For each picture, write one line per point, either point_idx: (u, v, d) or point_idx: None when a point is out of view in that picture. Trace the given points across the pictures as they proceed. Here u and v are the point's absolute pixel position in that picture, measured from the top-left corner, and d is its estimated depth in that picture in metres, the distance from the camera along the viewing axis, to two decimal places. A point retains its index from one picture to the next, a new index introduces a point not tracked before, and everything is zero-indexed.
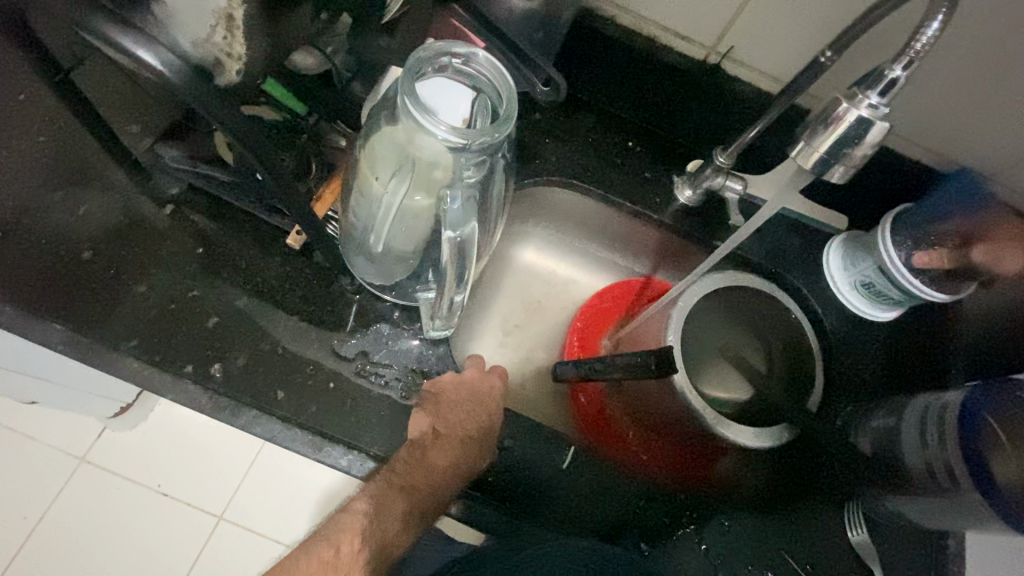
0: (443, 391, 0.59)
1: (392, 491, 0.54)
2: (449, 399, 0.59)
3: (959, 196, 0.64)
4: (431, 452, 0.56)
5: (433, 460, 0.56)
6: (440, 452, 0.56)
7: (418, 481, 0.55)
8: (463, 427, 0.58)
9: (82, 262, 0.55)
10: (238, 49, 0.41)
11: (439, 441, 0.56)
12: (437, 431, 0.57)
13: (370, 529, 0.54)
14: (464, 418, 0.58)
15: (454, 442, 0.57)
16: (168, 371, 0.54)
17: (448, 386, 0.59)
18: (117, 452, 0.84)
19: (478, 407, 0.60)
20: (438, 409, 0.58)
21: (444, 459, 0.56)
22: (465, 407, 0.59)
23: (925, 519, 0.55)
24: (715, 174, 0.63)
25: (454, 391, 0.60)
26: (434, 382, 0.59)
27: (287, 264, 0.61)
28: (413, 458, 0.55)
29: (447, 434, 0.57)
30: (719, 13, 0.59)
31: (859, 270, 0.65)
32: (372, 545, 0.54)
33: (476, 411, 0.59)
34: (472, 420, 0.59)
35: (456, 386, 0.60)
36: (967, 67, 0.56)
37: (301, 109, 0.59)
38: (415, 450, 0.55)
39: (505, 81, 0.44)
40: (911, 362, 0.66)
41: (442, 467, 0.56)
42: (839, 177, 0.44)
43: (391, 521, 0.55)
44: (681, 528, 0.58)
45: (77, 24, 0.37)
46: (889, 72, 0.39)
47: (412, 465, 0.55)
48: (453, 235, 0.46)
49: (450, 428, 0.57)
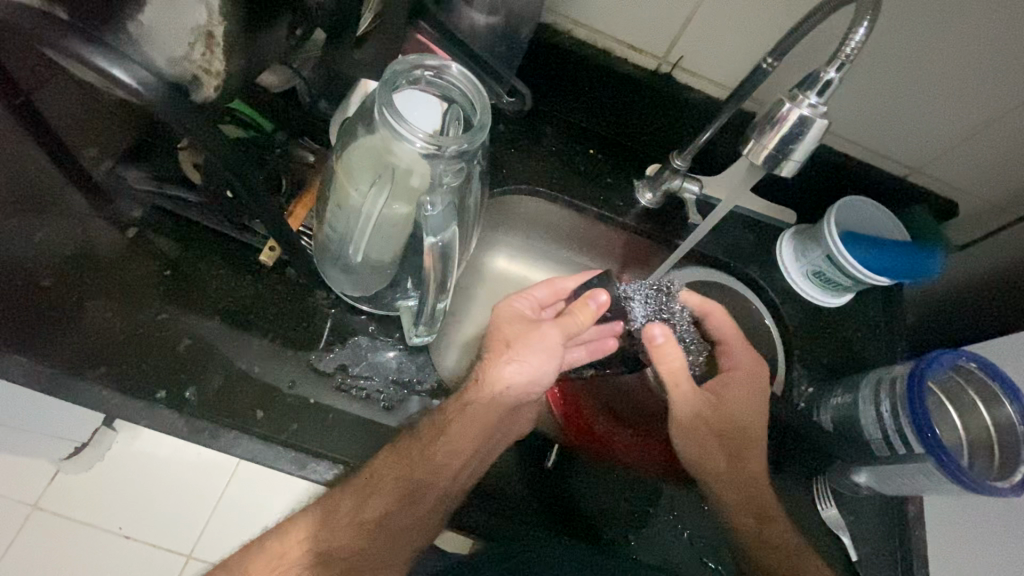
0: (499, 322, 0.60)
1: (399, 463, 0.54)
2: (501, 333, 0.60)
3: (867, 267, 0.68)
4: (500, 380, 0.57)
5: (452, 437, 0.56)
6: (517, 369, 0.57)
7: (424, 459, 0.54)
8: (524, 339, 0.58)
9: (42, 291, 0.54)
10: (218, 65, 0.42)
11: (496, 372, 0.57)
12: (503, 356, 0.58)
13: (363, 506, 0.53)
14: (515, 335, 0.59)
15: (523, 357, 0.58)
16: (138, 398, 0.52)
17: (502, 316, 0.61)
18: (72, 496, 0.75)
19: (524, 323, 0.61)
20: (499, 338, 0.60)
21: (460, 437, 0.56)
22: (523, 334, 0.59)
23: (885, 486, 0.58)
24: (673, 175, 0.68)
25: (500, 321, 0.61)
26: (497, 315, 0.61)
27: (260, 282, 0.60)
28: (429, 432, 0.55)
29: (486, 393, 0.57)
30: (668, 26, 0.63)
31: (810, 260, 0.70)
32: (362, 518, 0.54)
33: (527, 326, 0.60)
34: (526, 333, 0.59)
35: (495, 324, 0.61)
36: (893, 69, 0.61)
37: (267, 127, 0.59)
38: (432, 427, 0.55)
39: (478, 94, 0.47)
40: (865, 345, 0.71)
41: (456, 448, 0.56)
42: (788, 171, 0.48)
43: (389, 494, 0.54)
44: (658, 513, 0.59)
45: (45, 43, 0.37)
46: (825, 74, 0.44)
47: (422, 442, 0.55)
48: (434, 241, 0.48)
49: (484, 396, 0.57)
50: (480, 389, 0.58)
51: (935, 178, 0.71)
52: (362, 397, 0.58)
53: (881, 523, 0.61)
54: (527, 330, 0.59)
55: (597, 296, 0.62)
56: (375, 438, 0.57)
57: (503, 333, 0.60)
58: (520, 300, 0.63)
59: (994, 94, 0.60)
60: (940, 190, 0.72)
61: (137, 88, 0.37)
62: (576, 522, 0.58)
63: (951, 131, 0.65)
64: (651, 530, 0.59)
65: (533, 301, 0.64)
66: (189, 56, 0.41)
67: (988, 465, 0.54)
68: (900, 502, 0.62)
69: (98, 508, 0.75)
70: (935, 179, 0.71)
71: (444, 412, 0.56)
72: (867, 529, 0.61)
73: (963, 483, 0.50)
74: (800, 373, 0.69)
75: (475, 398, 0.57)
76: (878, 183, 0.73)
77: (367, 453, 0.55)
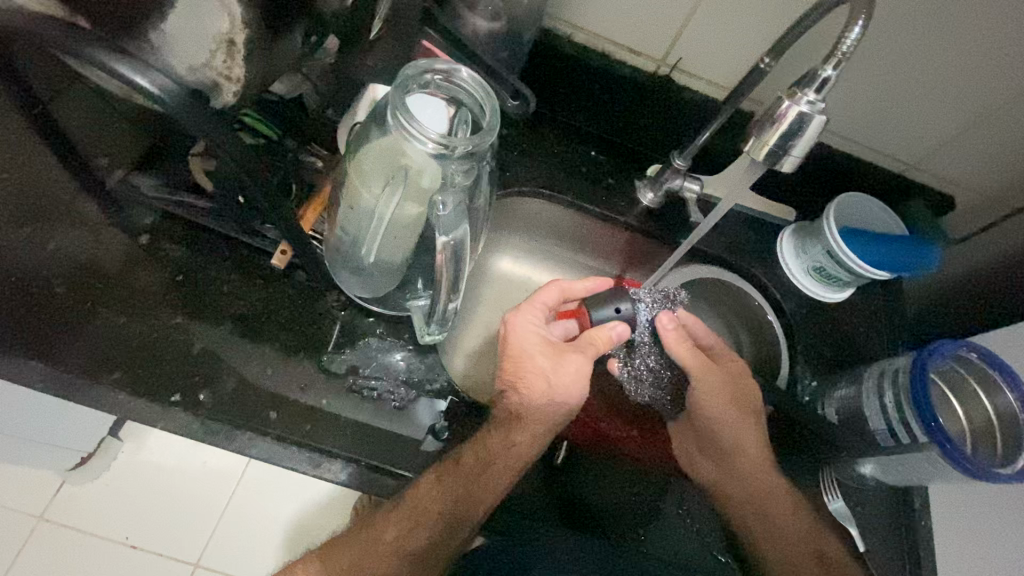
0: (518, 350, 0.60)
1: (439, 490, 0.53)
2: (524, 363, 0.59)
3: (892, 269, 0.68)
4: (545, 413, 0.58)
5: (493, 475, 0.54)
6: (558, 399, 0.59)
7: (468, 492, 0.54)
8: (556, 373, 0.59)
9: (55, 297, 0.54)
10: (238, 71, 0.43)
11: (537, 406, 0.58)
12: (540, 387, 0.58)
13: (406, 534, 0.53)
14: (546, 367, 0.59)
15: (561, 387, 0.59)
16: (154, 401, 0.53)
17: (521, 345, 0.60)
18: (78, 506, 0.74)
19: (548, 349, 0.60)
20: (519, 366, 0.59)
21: (504, 473, 0.55)
22: (550, 364, 0.59)
23: (888, 475, 0.60)
24: (675, 174, 0.69)
25: (520, 340, 0.60)
26: (513, 341, 0.60)
27: (271, 286, 0.61)
28: (474, 466, 0.54)
29: (532, 423, 0.57)
30: (666, 29, 0.64)
31: (811, 255, 0.71)
32: (404, 548, 0.53)
33: (554, 357, 0.59)
34: (555, 362, 0.59)
35: (513, 347, 0.60)
36: (887, 66, 0.63)
37: (275, 135, 0.60)
38: (477, 459, 0.55)
39: (486, 96, 0.48)
40: (866, 337, 0.72)
41: (501, 482, 0.55)
42: (789, 166, 0.49)
43: (431, 523, 0.53)
44: (667, 507, 0.60)
45: (68, 53, 0.38)
46: (822, 72, 0.45)
47: (468, 474, 0.54)
48: (446, 239, 0.49)
49: (529, 426, 0.57)
50: (527, 420, 0.57)
51: (930, 174, 0.73)
52: (372, 398, 0.59)
53: (888, 512, 0.62)
54: (549, 358, 0.59)
55: (616, 326, 0.62)
56: (387, 438, 0.57)
57: (531, 365, 0.59)
58: (534, 317, 0.63)
59: (986, 88, 0.62)
60: (935, 184, 0.74)
61: (158, 94, 0.38)
62: (589, 519, 0.59)
63: (944, 127, 0.67)
64: (661, 525, 0.60)
65: (543, 311, 0.64)
66: (210, 62, 0.43)
67: (992, 454, 0.55)
68: (907, 493, 0.63)
69: (105, 516, 0.74)
70: (931, 174, 0.72)
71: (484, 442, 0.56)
72: (874, 519, 0.62)
73: (968, 470, 0.51)
74: (803, 367, 0.70)
75: (521, 438, 0.57)
76: (875, 179, 0.74)
77: (380, 453, 0.56)
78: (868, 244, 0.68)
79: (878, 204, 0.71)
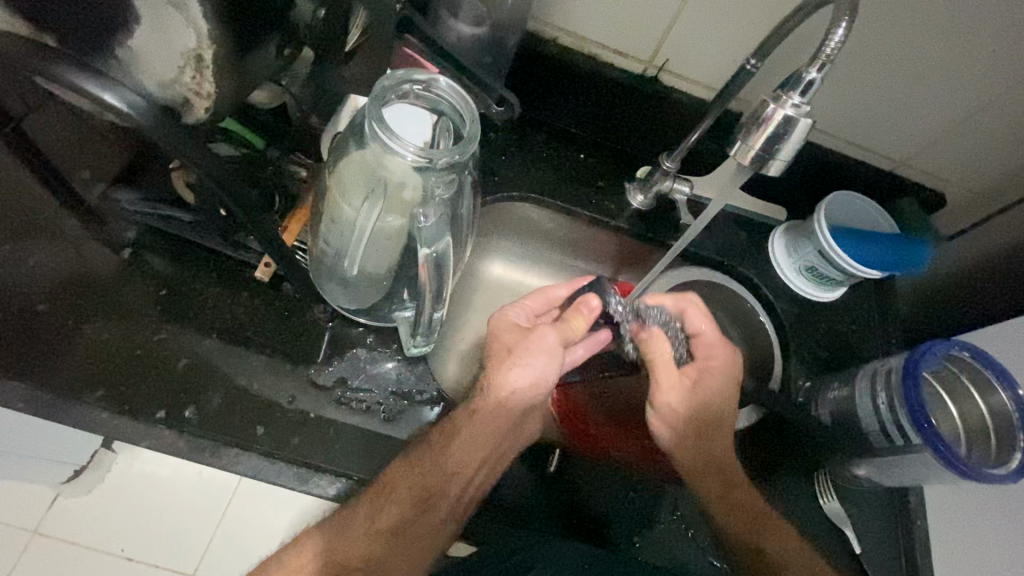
0: (495, 335, 0.60)
1: (412, 476, 0.53)
2: (497, 350, 0.59)
3: (887, 264, 0.68)
4: (506, 384, 0.56)
5: (460, 451, 0.55)
6: (520, 370, 0.56)
7: (440, 473, 0.54)
8: (521, 345, 0.58)
9: (36, 315, 0.54)
10: (207, 87, 0.43)
11: (504, 380, 0.56)
12: (506, 363, 0.57)
13: (379, 512, 0.52)
14: (513, 342, 0.59)
15: (526, 360, 0.57)
16: (138, 418, 0.52)
17: (499, 328, 0.60)
18: (75, 521, 0.72)
19: (522, 333, 0.60)
20: (493, 347, 0.60)
21: (466, 450, 0.55)
22: (520, 343, 0.58)
23: (884, 478, 0.59)
24: (664, 177, 0.68)
25: (496, 331, 0.60)
26: (490, 325, 0.61)
27: (255, 298, 0.60)
28: (442, 443, 0.55)
29: (494, 395, 0.56)
30: (652, 30, 0.64)
31: (802, 255, 0.71)
32: (376, 527, 0.52)
33: (523, 334, 0.59)
34: (523, 339, 0.58)
35: (489, 333, 0.61)
36: (875, 64, 0.62)
37: (259, 143, 0.59)
38: (443, 434, 0.55)
39: (466, 105, 0.48)
40: (859, 336, 0.72)
41: (464, 460, 0.55)
42: (776, 170, 0.48)
43: (402, 501, 0.53)
44: (661, 514, 0.60)
45: (37, 73, 0.37)
46: (807, 75, 0.44)
47: (434, 449, 0.55)
48: (429, 252, 0.49)
49: (491, 403, 0.56)
50: (490, 392, 0.56)
51: (920, 171, 0.72)
52: (362, 409, 0.58)
53: (883, 515, 0.62)
54: (521, 341, 0.58)
55: (590, 301, 0.61)
56: (378, 451, 0.57)
57: (501, 343, 0.59)
58: (512, 314, 0.62)
59: (974, 84, 0.61)
60: (927, 181, 0.73)
61: (129, 113, 0.38)
62: (586, 527, 0.59)
63: (934, 124, 0.66)
64: (653, 532, 0.59)
65: (527, 312, 0.63)
66: (180, 79, 0.42)
67: (986, 454, 0.55)
68: (902, 493, 0.63)
69: (101, 530, 0.72)
70: (922, 171, 0.72)
71: (454, 420, 0.56)
72: (868, 521, 0.62)
73: (960, 471, 0.51)
74: (797, 368, 0.70)
75: (482, 405, 0.56)
76: (866, 177, 0.74)
77: (371, 467, 0.55)
78: (859, 245, 0.68)
79: (868, 203, 0.71)
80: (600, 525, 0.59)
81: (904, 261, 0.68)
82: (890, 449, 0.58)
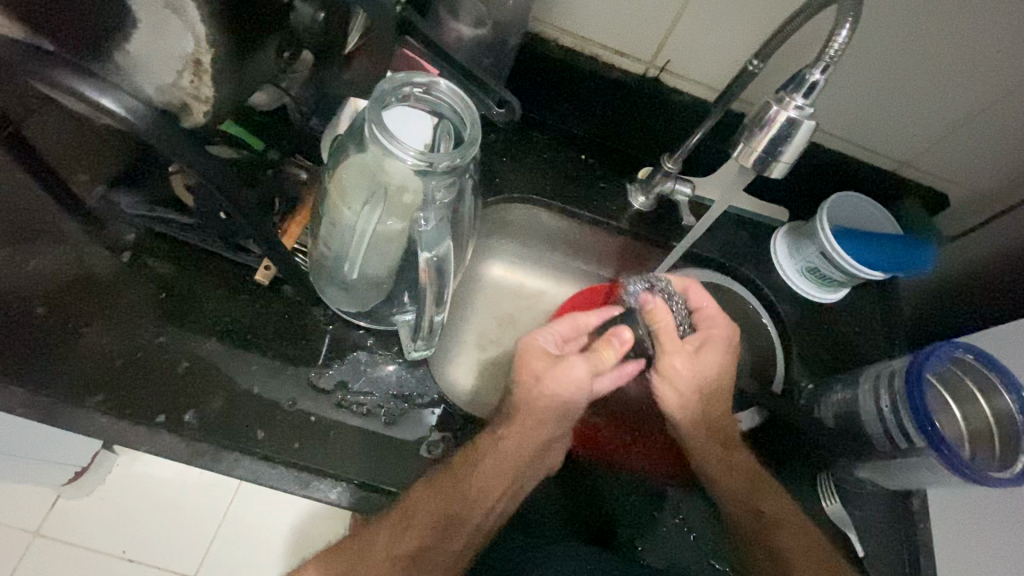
0: (524, 361, 0.59)
1: (433, 495, 0.53)
2: (526, 378, 0.58)
3: (897, 264, 0.67)
4: (535, 410, 0.58)
5: (484, 475, 0.55)
6: (548, 400, 0.57)
7: (453, 489, 0.54)
8: (551, 375, 0.57)
9: (36, 319, 0.53)
10: (206, 91, 0.43)
11: (532, 401, 0.58)
12: (533, 389, 0.58)
13: (399, 536, 0.52)
14: (542, 369, 0.58)
15: (553, 390, 0.57)
16: (138, 423, 0.52)
17: (529, 355, 0.59)
18: (78, 522, 0.71)
19: (552, 360, 0.59)
20: (522, 373, 0.58)
21: (492, 476, 0.55)
22: (552, 375, 0.57)
23: (885, 479, 0.59)
24: (665, 178, 0.68)
25: (525, 355, 0.59)
26: (521, 345, 0.60)
27: (255, 301, 0.60)
28: (461, 466, 0.55)
29: (520, 420, 0.58)
30: (653, 31, 0.63)
31: (804, 256, 0.70)
32: (396, 551, 0.52)
33: (555, 362, 0.58)
34: (553, 367, 0.58)
35: (518, 353, 0.59)
36: (878, 65, 0.62)
37: (260, 146, 0.59)
38: (467, 459, 0.55)
39: (467, 108, 0.47)
40: (862, 337, 0.71)
41: (489, 485, 0.55)
42: (779, 173, 0.48)
43: (426, 528, 0.52)
44: (666, 519, 0.59)
45: (34, 77, 0.37)
46: (810, 76, 0.44)
47: (457, 475, 0.54)
48: (429, 256, 0.48)
49: (518, 426, 0.57)
50: (517, 418, 0.58)
51: (924, 171, 0.72)
52: (362, 412, 0.58)
53: (886, 518, 0.62)
54: (552, 370, 0.57)
55: (620, 334, 0.60)
56: (379, 455, 0.56)
57: (530, 368, 0.58)
58: (543, 337, 0.61)
59: (978, 84, 0.61)
60: (930, 181, 0.73)
61: (126, 117, 0.38)
62: (603, 535, 0.59)
63: (937, 124, 0.66)
64: (656, 533, 0.58)
65: (557, 336, 0.61)
66: (177, 83, 0.42)
67: (990, 455, 0.55)
68: (905, 495, 0.62)
69: (102, 531, 0.71)
70: (925, 172, 0.72)
71: (478, 445, 0.56)
72: (871, 525, 0.61)
73: (964, 474, 0.51)
74: (799, 370, 0.69)
75: (508, 433, 0.57)
76: (869, 178, 0.73)
77: (371, 471, 0.55)
78: (862, 247, 0.67)
79: (870, 204, 0.70)
80: (603, 529, 0.59)
81: (917, 261, 0.67)
82: (895, 453, 0.57)
